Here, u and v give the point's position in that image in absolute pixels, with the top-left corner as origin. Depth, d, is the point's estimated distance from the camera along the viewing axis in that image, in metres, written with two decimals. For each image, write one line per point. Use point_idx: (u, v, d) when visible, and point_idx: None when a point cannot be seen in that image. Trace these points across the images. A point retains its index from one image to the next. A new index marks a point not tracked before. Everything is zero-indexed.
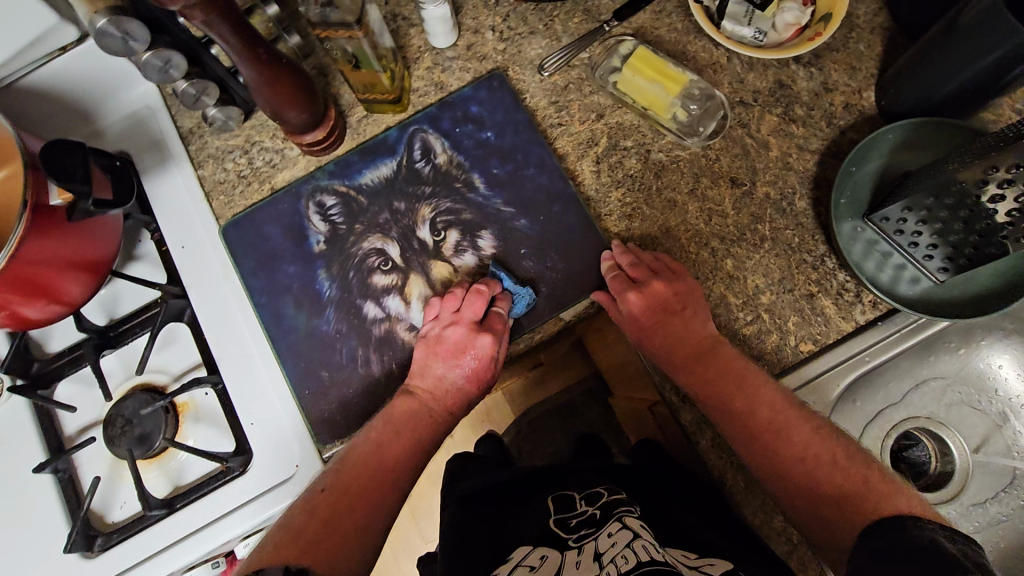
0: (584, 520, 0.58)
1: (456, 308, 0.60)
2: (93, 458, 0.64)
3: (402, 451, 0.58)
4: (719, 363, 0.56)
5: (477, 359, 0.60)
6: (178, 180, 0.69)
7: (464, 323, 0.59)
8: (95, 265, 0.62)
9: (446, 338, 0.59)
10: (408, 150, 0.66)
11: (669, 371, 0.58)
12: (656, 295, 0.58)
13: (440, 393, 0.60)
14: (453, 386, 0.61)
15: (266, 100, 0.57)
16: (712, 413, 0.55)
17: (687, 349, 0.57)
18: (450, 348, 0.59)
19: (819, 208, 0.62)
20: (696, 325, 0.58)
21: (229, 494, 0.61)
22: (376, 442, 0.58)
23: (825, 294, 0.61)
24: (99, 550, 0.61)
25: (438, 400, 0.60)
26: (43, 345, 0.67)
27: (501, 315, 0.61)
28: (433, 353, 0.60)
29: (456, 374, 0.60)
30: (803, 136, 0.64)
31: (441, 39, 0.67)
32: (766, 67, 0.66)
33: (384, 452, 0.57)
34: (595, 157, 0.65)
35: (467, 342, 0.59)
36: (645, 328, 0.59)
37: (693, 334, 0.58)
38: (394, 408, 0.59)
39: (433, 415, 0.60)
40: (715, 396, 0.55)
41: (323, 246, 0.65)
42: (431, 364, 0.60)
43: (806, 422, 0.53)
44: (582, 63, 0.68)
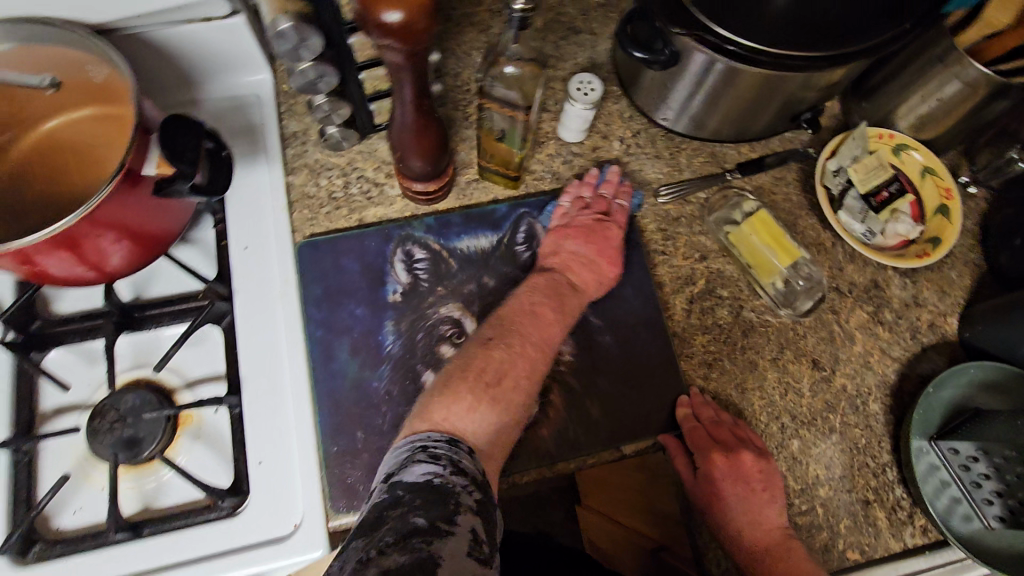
0: None
1: (580, 198, 0.65)
2: (61, 448, 0.56)
3: (553, 308, 0.56)
4: (789, 560, 0.52)
5: (604, 240, 0.62)
6: (264, 178, 0.65)
7: (591, 208, 0.64)
8: (150, 242, 0.57)
9: (576, 219, 0.63)
10: (512, 230, 0.64)
11: (728, 546, 0.54)
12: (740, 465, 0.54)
13: (574, 265, 0.60)
14: (587, 260, 0.61)
15: (402, 142, 0.55)
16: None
17: (760, 533, 0.53)
18: (583, 229, 0.62)
19: (890, 415, 0.63)
20: (769, 510, 0.54)
21: (207, 537, 0.53)
22: (529, 303, 0.56)
23: (880, 505, 0.60)
24: (33, 558, 0.52)
25: (574, 273, 0.60)
26: (51, 302, 0.60)
27: (624, 208, 0.66)
28: (564, 233, 0.62)
29: (589, 247, 0.61)
30: (887, 340, 0.66)
31: (572, 134, 0.68)
32: (865, 263, 0.68)
33: (542, 317, 0.55)
34: (689, 296, 0.65)
35: (597, 226, 0.63)
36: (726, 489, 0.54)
37: (767, 519, 0.54)
38: (537, 278, 0.59)
39: (584, 290, 0.60)
40: None
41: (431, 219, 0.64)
42: (563, 237, 0.62)
43: None
44: (697, 201, 0.69)
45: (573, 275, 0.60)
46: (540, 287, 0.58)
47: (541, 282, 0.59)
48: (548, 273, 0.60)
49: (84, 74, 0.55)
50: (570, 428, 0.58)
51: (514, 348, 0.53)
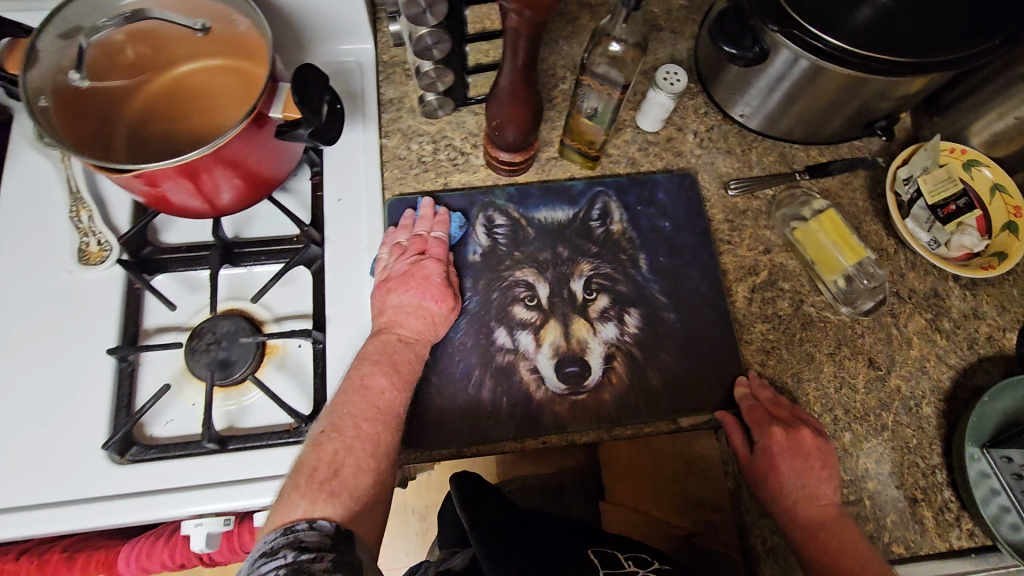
0: None
1: (455, 279, 0.62)
2: (161, 363, 0.60)
3: (388, 377, 0.54)
4: (841, 536, 0.52)
5: (426, 280, 0.59)
6: (360, 138, 0.70)
7: (409, 251, 0.62)
8: (258, 182, 0.62)
9: (395, 269, 0.60)
10: (588, 206, 0.67)
11: (781, 522, 0.55)
12: (798, 441, 0.56)
13: (401, 318, 0.57)
14: (428, 314, 0.58)
15: (500, 111, 0.60)
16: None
17: (817, 509, 0.54)
18: (400, 277, 0.59)
19: (942, 419, 0.64)
20: (825, 488, 0.55)
21: (287, 458, 0.57)
22: (362, 372, 0.54)
23: (927, 505, 0.61)
24: (128, 459, 0.56)
25: (402, 325, 0.57)
26: (161, 232, 0.65)
27: (440, 238, 0.63)
28: (409, 279, 0.59)
29: (412, 295, 0.58)
30: (944, 348, 0.67)
31: (650, 123, 0.71)
32: (926, 272, 0.70)
33: (373, 389, 0.52)
34: (752, 285, 0.67)
35: (416, 267, 0.60)
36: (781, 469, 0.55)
37: (823, 496, 0.54)
38: (367, 347, 0.56)
39: (417, 341, 0.58)
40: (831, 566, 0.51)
41: (447, 210, 0.66)
42: (387, 292, 0.59)
43: None
44: (764, 197, 0.72)
45: (401, 329, 0.57)
46: (373, 353, 0.55)
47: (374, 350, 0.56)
48: (383, 335, 0.57)
49: (228, 25, 0.61)
50: (630, 395, 0.60)
51: (348, 430, 0.50)
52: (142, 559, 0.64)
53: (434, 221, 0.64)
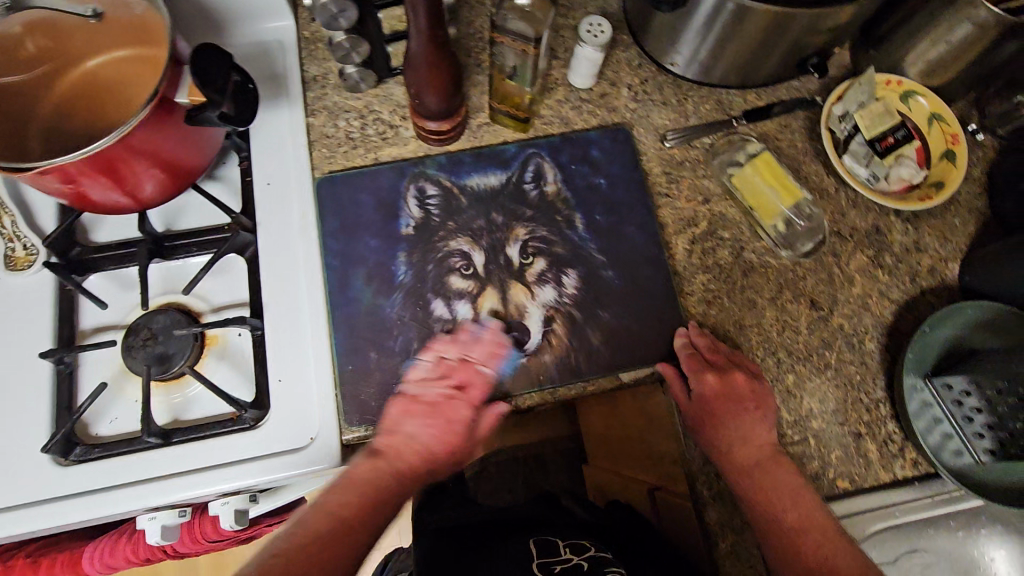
0: (567, 567, 0.56)
1: (498, 343, 0.59)
2: (100, 362, 0.60)
3: (371, 474, 0.53)
4: (774, 475, 0.54)
5: (447, 418, 0.57)
6: (286, 119, 0.68)
7: (503, 358, 0.59)
8: (181, 173, 0.60)
9: (491, 378, 0.59)
10: (521, 169, 0.66)
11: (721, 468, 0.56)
12: (732, 384, 0.57)
13: (402, 422, 0.56)
14: (425, 446, 0.56)
15: (417, 78, 0.58)
16: (758, 524, 0.53)
17: (750, 449, 0.55)
18: (426, 407, 0.57)
19: (885, 354, 0.64)
20: (759, 428, 0.56)
21: (232, 446, 0.58)
22: (337, 491, 0.51)
23: (871, 439, 0.62)
24: (73, 460, 0.56)
25: (400, 459, 0.55)
26: (90, 231, 0.64)
27: (442, 356, 0.59)
28: (411, 409, 0.57)
29: (494, 416, 0.59)
30: (886, 283, 0.67)
31: (582, 79, 0.70)
32: (868, 209, 0.69)
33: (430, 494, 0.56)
34: (691, 237, 0.67)
35: (444, 404, 0.57)
36: (712, 415, 0.57)
37: (756, 437, 0.56)
38: (355, 469, 0.54)
39: (410, 473, 0.55)
40: (765, 503, 0.53)
41: (410, 275, 0.62)
42: (404, 416, 0.56)
43: (857, 558, 0.51)
44: (702, 146, 0.71)
45: (409, 460, 0.55)
46: (359, 480, 0.53)
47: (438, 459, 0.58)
48: (374, 460, 0.54)
49: (127, 11, 0.58)
50: (570, 355, 0.60)
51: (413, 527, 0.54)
52: (106, 557, 0.65)
53: (382, 283, 0.62)
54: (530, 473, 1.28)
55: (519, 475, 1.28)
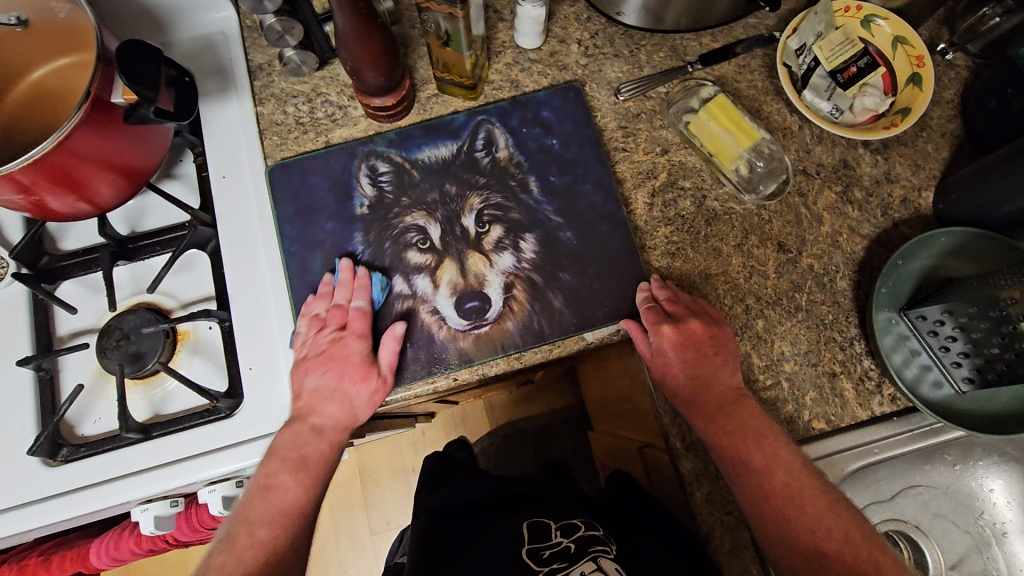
0: (555, 551, 0.61)
1: (424, 310, 0.60)
2: (79, 365, 0.62)
3: (297, 477, 0.55)
4: (740, 416, 0.54)
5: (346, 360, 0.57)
6: (236, 110, 0.68)
7: (381, 336, 0.58)
8: (133, 173, 0.61)
9: (344, 348, 0.58)
10: (471, 137, 0.66)
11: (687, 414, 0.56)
12: (693, 334, 0.56)
13: (318, 406, 0.57)
14: (345, 401, 0.57)
15: (350, 55, 0.57)
16: (726, 465, 0.53)
17: (713, 394, 0.55)
18: (318, 358, 0.57)
19: (858, 291, 0.63)
20: (723, 373, 0.56)
21: (210, 435, 0.59)
22: (265, 475, 0.55)
23: (847, 377, 0.61)
24: (61, 460, 0.59)
25: (317, 417, 0.57)
26: (58, 241, 0.66)
27: (396, 328, 0.59)
28: (338, 370, 0.57)
29: (429, 382, 0.59)
30: (856, 219, 0.65)
31: (528, 39, 0.68)
32: (834, 144, 0.67)
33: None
34: (651, 189, 0.66)
35: (338, 349, 0.58)
36: (675, 364, 0.56)
37: (720, 381, 0.56)
38: (277, 438, 0.56)
39: (329, 433, 0.57)
40: (731, 446, 0.53)
41: (368, 268, 0.61)
42: (303, 372, 0.57)
43: (822, 494, 0.51)
44: (658, 96, 0.69)
45: (326, 422, 0.57)
46: (282, 446, 0.55)
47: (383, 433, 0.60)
48: (302, 424, 0.57)
49: (50, 16, 0.57)
50: (533, 319, 0.60)
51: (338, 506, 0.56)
52: (113, 550, 0.67)
53: (354, 287, 0.60)
54: (537, 444, 1.29)
55: (527, 447, 1.30)
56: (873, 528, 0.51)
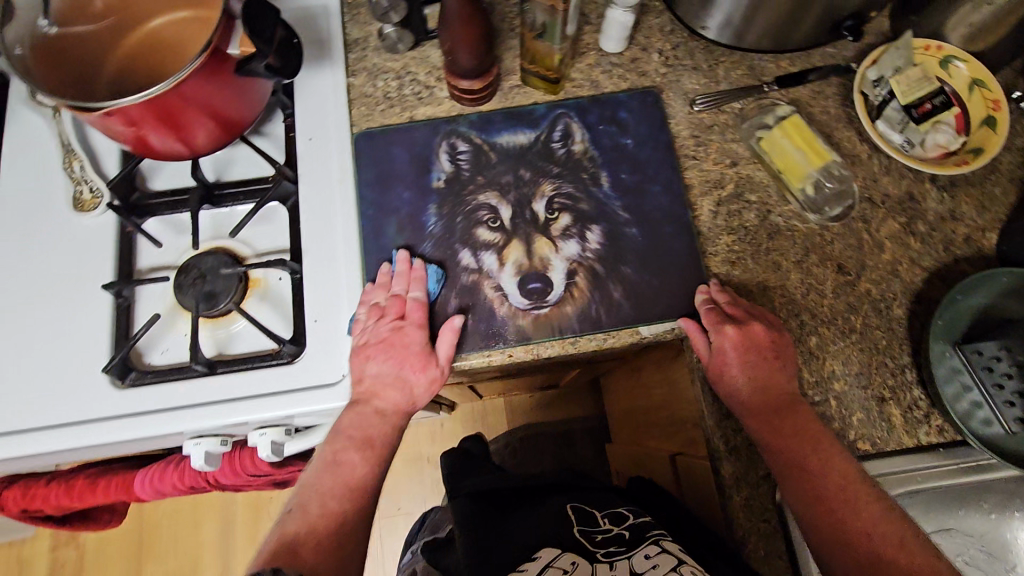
0: (609, 537, 0.62)
1: (376, 303, 0.61)
2: (154, 297, 0.65)
3: (359, 455, 0.57)
4: (795, 420, 0.55)
5: (404, 348, 0.59)
6: (329, 79, 0.72)
7: (387, 314, 0.60)
8: (228, 123, 0.65)
9: (374, 334, 0.59)
10: (550, 128, 0.68)
11: (740, 414, 0.57)
12: (752, 336, 0.57)
13: (380, 391, 0.59)
14: (390, 377, 0.59)
15: (450, 35, 0.61)
16: (780, 465, 0.54)
17: (768, 398, 0.56)
18: (380, 345, 0.59)
19: (913, 320, 0.63)
20: (780, 379, 0.57)
21: (270, 377, 0.62)
22: (332, 451, 0.57)
23: (895, 404, 0.61)
24: (129, 383, 0.61)
25: (379, 400, 0.59)
26: (148, 180, 0.69)
27: (416, 298, 0.61)
28: (377, 353, 0.59)
29: (389, 365, 0.58)
30: (918, 251, 0.66)
31: (613, 43, 0.71)
32: (901, 176, 0.68)
33: (346, 464, 0.56)
34: (717, 198, 0.67)
35: (395, 335, 0.59)
36: (733, 364, 0.57)
37: (775, 386, 0.57)
38: (344, 417, 0.59)
39: (392, 416, 0.59)
40: (786, 448, 0.54)
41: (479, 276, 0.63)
42: (364, 358, 0.59)
43: (875, 501, 0.52)
44: (732, 111, 0.71)
45: (381, 403, 0.59)
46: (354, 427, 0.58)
47: (347, 421, 0.58)
48: (364, 407, 0.59)
49: None
50: (592, 307, 0.62)
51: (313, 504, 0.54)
52: (156, 481, 0.69)
53: (411, 278, 0.62)
54: (555, 449, 1.29)
55: (544, 451, 1.30)
56: (925, 536, 0.52)
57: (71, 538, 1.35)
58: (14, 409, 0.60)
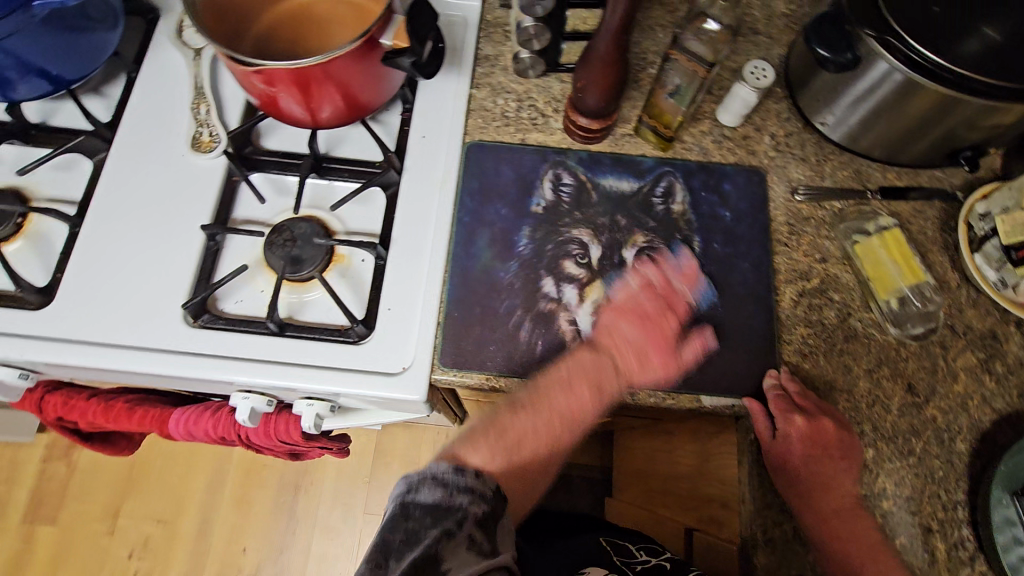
0: (648, 567, 0.68)
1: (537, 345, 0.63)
2: (242, 248, 0.67)
3: (580, 397, 0.59)
4: (852, 524, 0.57)
5: (659, 325, 0.60)
6: (453, 85, 0.75)
7: (659, 295, 0.62)
8: (354, 104, 0.67)
9: (638, 303, 0.61)
10: (654, 182, 0.70)
11: (794, 503, 0.58)
12: (822, 431, 0.59)
13: (621, 340, 0.60)
14: (635, 344, 0.60)
15: (587, 75, 0.63)
16: (832, 565, 0.56)
17: (829, 496, 0.58)
18: (645, 309, 0.61)
19: (975, 458, 0.62)
20: (842, 479, 0.59)
21: (333, 353, 0.63)
22: (533, 423, 0.58)
23: (941, 537, 0.60)
24: (199, 324, 0.63)
25: (617, 354, 0.60)
26: (260, 137, 0.72)
27: (696, 348, 0.62)
28: (622, 315, 0.61)
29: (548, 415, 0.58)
30: (991, 390, 0.65)
31: (730, 117, 0.73)
32: (987, 312, 0.68)
33: (535, 432, 0.57)
34: (801, 289, 0.67)
35: (657, 315, 0.61)
36: (798, 454, 0.58)
37: (837, 486, 0.58)
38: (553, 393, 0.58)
39: (625, 374, 0.60)
40: (839, 549, 0.56)
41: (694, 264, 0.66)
42: (614, 322, 0.61)
43: None
44: (831, 209, 0.72)
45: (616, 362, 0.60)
46: (552, 395, 0.58)
47: (558, 399, 0.58)
48: (553, 382, 0.59)
49: None
50: None
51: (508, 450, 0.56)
52: (190, 423, 0.70)
53: (579, 235, 0.66)
54: (554, 491, 1.27)
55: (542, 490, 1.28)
56: None
57: (65, 454, 1.36)
58: (89, 320, 0.63)
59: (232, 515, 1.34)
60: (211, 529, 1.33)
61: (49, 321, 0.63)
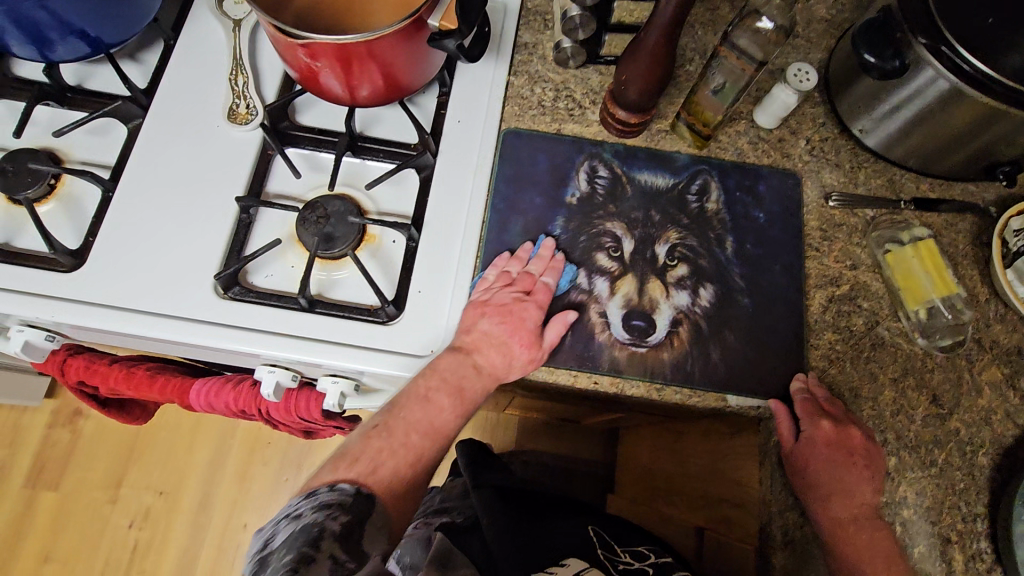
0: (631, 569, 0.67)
1: (506, 271, 0.63)
2: (275, 222, 0.67)
3: (448, 402, 0.59)
4: (872, 535, 0.57)
5: (522, 325, 0.60)
6: (491, 70, 0.74)
7: (516, 285, 0.62)
8: (393, 84, 0.67)
9: (496, 296, 0.62)
10: (689, 180, 0.70)
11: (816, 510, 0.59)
12: (848, 438, 0.59)
13: (484, 348, 0.60)
14: (497, 340, 0.60)
15: (632, 68, 0.62)
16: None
17: (852, 506, 0.58)
18: (499, 314, 0.61)
19: (996, 472, 0.63)
20: (863, 488, 0.59)
21: (362, 332, 0.63)
22: (423, 389, 0.59)
23: (959, 549, 0.60)
24: (230, 296, 0.63)
25: (478, 355, 0.60)
26: (296, 112, 0.71)
27: (568, 319, 0.61)
28: (497, 323, 0.60)
29: (502, 327, 0.60)
30: (1015, 405, 0.65)
31: (767, 118, 0.72)
32: (1015, 328, 0.68)
33: (424, 417, 0.58)
34: (831, 294, 0.67)
35: (516, 308, 0.61)
36: (823, 460, 0.59)
37: (859, 495, 0.59)
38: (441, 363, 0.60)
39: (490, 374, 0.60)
40: (857, 559, 0.56)
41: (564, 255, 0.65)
42: (478, 317, 0.61)
43: None
44: (863, 216, 0.71)
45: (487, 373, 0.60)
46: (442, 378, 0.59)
47: (444, 374, 0.59)
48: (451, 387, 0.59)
49: None
50: (687, 362, 0.63)
51: (399, 436, 0.57)
52: (211, 396, 0.69)
53: (548, 265, 0.64)
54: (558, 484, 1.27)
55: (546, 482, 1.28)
56: None
57: (71, 421, 1.36)
58: (120, 285, 0.63)
59: (235, 490, 1.34)
60: (213, 503, 1.33)
61: (81, 284, 0.62)
